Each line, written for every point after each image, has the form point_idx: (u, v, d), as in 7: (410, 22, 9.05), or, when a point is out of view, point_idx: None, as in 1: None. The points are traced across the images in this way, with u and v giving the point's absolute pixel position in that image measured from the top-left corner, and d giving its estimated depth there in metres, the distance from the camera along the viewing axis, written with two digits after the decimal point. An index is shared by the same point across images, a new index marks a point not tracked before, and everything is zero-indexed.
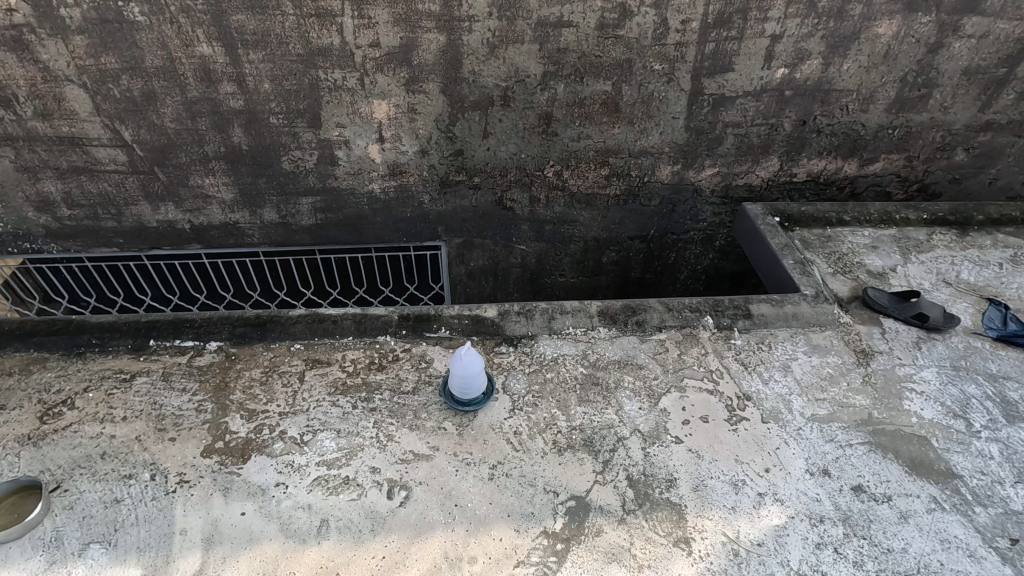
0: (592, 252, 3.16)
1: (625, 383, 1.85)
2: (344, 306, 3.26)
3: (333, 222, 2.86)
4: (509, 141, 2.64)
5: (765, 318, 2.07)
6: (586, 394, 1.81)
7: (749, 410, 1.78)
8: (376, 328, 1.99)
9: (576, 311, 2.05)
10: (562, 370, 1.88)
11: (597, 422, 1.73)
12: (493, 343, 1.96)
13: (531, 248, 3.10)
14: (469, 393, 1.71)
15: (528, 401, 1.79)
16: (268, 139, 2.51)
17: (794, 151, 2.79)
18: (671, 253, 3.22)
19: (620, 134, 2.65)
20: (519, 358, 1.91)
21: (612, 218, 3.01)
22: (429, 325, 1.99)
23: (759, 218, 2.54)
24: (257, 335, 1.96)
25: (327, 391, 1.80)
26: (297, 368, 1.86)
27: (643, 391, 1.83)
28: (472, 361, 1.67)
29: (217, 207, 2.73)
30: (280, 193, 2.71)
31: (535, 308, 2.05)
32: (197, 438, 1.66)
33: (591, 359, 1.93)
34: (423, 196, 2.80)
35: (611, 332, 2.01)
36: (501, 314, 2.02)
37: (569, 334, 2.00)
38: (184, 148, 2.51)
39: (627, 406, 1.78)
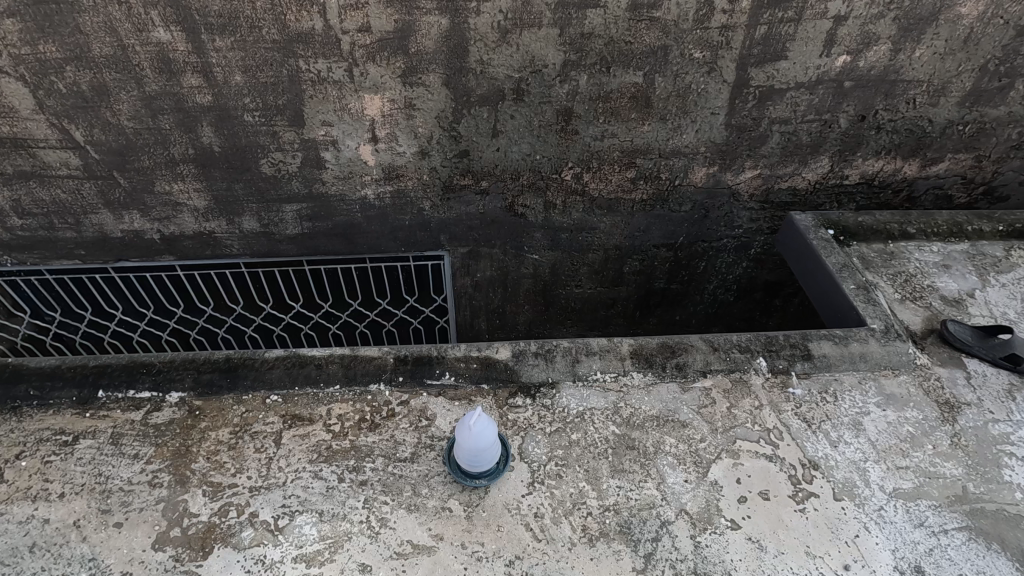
0: (612, 262, 2.82)
1: (665, 447, 1.54)
2: (338, 319, 2.96)
3: (321, 232, 2.53)
4: (521, 140, 2.29)
5: (828, 360, 1.75)
6: (619, 461, 1.51)
7: (818, 484, 1.47)
8: (368, 374, 1.68)
9: (604, 352, 1.73)
10: (589, 430, 1.58)
11: (635, 501, 1.43)
12: (506, 394, 1.65)
13: (544, 258, 2.77)
14: (479, 465, 1.40)
15: (551, 472, 1.48)
16: (243, 140, 2.17)
17: (848, 150, 2.43)
18: (700, 262, 2.89)
19: (650, 132, 2.29)
20: (538, 413, 1.61)
21: (637, 225, 2.67)
22: (431, 370, 1.68)
23: (811, 232, 2.21)
24: (226, 384, 1.65)
25: (308, 457, 1.50)
26: (274, 428, 1.56)
27: (687, 458, 1.52)
28: (484, 429, 1.37)
29: (189, 215, 2.40)
30: (260, 200, 2.37)
31: (556, 347, 1.74)
32: (148, 524, 1.37)
33: (624, 414, 1.62)
34: (423, 203, 2.46)
35: (646, 379, 1.69)
36: (516, 356, 1.71)
37: (596, 381, 1.68)
38: (146, 150, 2.16)
39: (671, 478, 1.48)
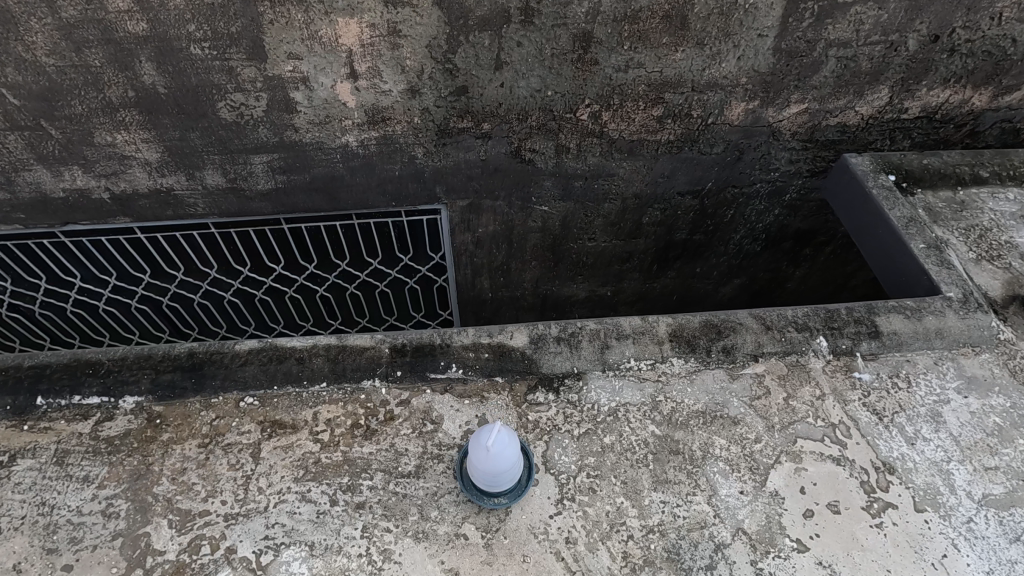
0: (630, 212, 2.51)
1: (713, 450, 1.32)
2: (325, 281, 2.69)
3: (298, 186, 2.18)
4: (530, 73, 1.91)
5: (900, 337, 1.49)
6: (662, 470, 1.28)
7: (895, 492, 1.25)
8: (361, 369, 1.42)
9: (639, 335, 1.47)
10: (625, 431, 1.34)
11: (682, 520, 1.21)
12: (525, 389, 1.40)
13: (555, 209, 2.45)
14: (498, 484, 1.16)
15: (582, 486, 1.25)
16: (192, 78, 1.78)
17: (913, 78, 2.07)
18: (728, 210, 2.58)
19: (683, 61, 1.92)
20: (562, 411, 1.37)
21: (661, 171, 2.34)
22: (435, 361, 1.43)
23: (870, 179, 1.89)
24: (190, 385, 1.38)
25: (293, 474, 1.27)
26: (251, 439, 1.32)
27: (740, 464, 1.29)
28: (504, 445, 1.12)
29: (140, 169, 2.04)
30: (223, 151, 2.01)
31: (581, 330, 1.47)
32: (105, 565, 1.14)
33: (665, 411, 1.37)
34: (415, 150, 2.10)
35: (688, 366, 1.44)
36: (535, 343, 1.45)
37: (630, 370, 1.43)
38: (77, 93, 1.78)
39: (724, 490, 1.25)
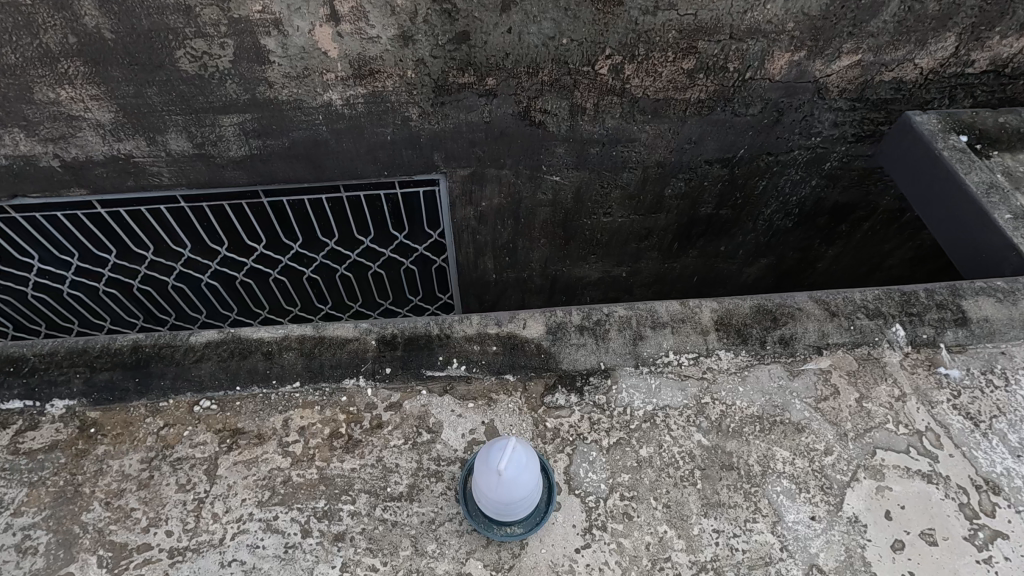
0: (652, 183, 2.25)
1: (774, 464, 1.08)
2: (312, 261, 2.45)
3: (276, 153, 1.91)
4: (542, 16, 1.63)
5: (993, 324, 1.23)
6: (712, 490, 1.04)
7: (1004, 518, 1.01)
8: (343, 365, 1.17)
9: (679, 323, 1.22)
10: (664, 441, 1.10)
11: (741, 555, 0.98)
12: (541, 390, 1.16)
13: (568, 180, 2.18)
14: (512, 511, 0.93)
15: (615, 510, 1.02)
16: (143, 21, 1.51)
17: (985, 24, 1.79)
18: (761, 182, 2.31)
19: (722, 1, 1.64)
20: (587, 416, 1.13)
21: (688, 136, 2.06)
22: (432, 355, 1.18)
23: (939, 139, 1.63)
24: (132, 385, 1.13)
25: (257, 497, 1.03)
26: (207, 453, 1.08)
27: (808, 483, 1.05)
28: (520, 464, 0.88)
29: (92, 133, 1.77)
30: (186, 110, 1.74)
31: (608, 318, 1.22)
32: None
33: (714, 416, 1.13)
34: (408, 110, 1.83)
35: (738, 361, 1.20)
36: (553, 333, 1.20)
37: (667, 366, 1.19)
38: (6, 38, 1.50)
39: (790, 516, 1.01)
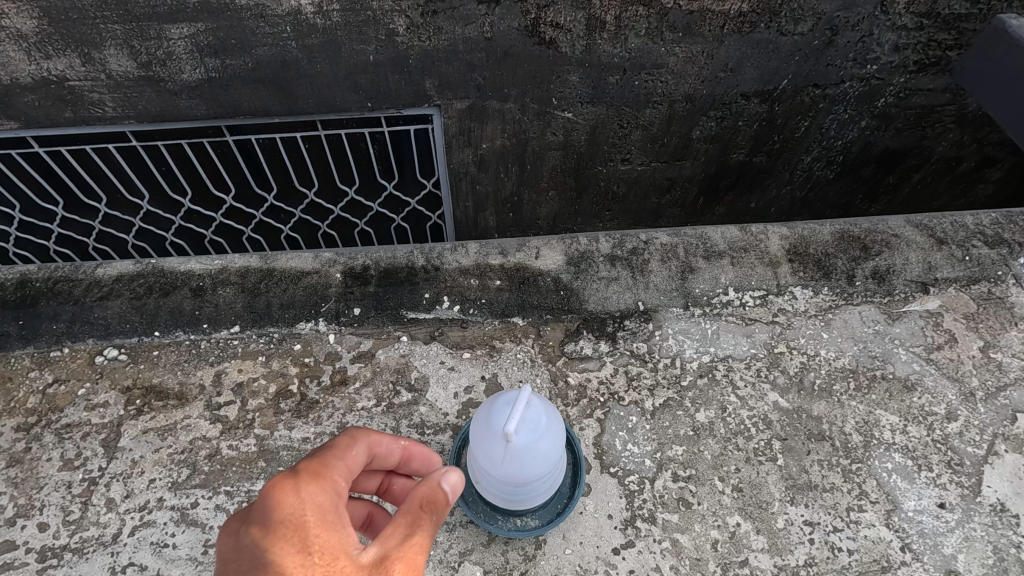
0: (678, 123, 1.95)
1: (855, 430, 1.30)
2: (290, 216, 2.17)
3: (237, 76, 1.60)
4: None
5: None
6: (804, 467, 1.25)
7: None
8: (304, 307, 1.45)
9: (766, 256, 1.51)
10: (728, 400, 1.34)
11: (817, 539, 1.16)
12: (557, 342, 1.42)
13: (582, 118, 1.88)
14: (529, 498, 1.10)
15: (676, 499, 1.20)
16: None
17: None
18: (803, 123, 2.01)
19: None
20: (638, 371, 1.38)
21: (723, 62, 1.76)
22: (413, 302, 1.45)
23: None
24: (44, 321, 1.43)
25: (183, 475, 1.24)
26: (110, 420, 1.32)
27: (869, 420, 1.32)
28: (541, 439, 1.01)
29: (12, 48, 1.47)
30: (125, 19, 1.44)
31: (661, 247, 1.52)
32: None
33: (862, 367, 1.39)
34: (394, 20, 1.52)
35: (832, 297, 1.48)
36: (575, 270, 1.49)
37: (726, 299, 1.47)
38: None
39: (868, 514, 1.19)
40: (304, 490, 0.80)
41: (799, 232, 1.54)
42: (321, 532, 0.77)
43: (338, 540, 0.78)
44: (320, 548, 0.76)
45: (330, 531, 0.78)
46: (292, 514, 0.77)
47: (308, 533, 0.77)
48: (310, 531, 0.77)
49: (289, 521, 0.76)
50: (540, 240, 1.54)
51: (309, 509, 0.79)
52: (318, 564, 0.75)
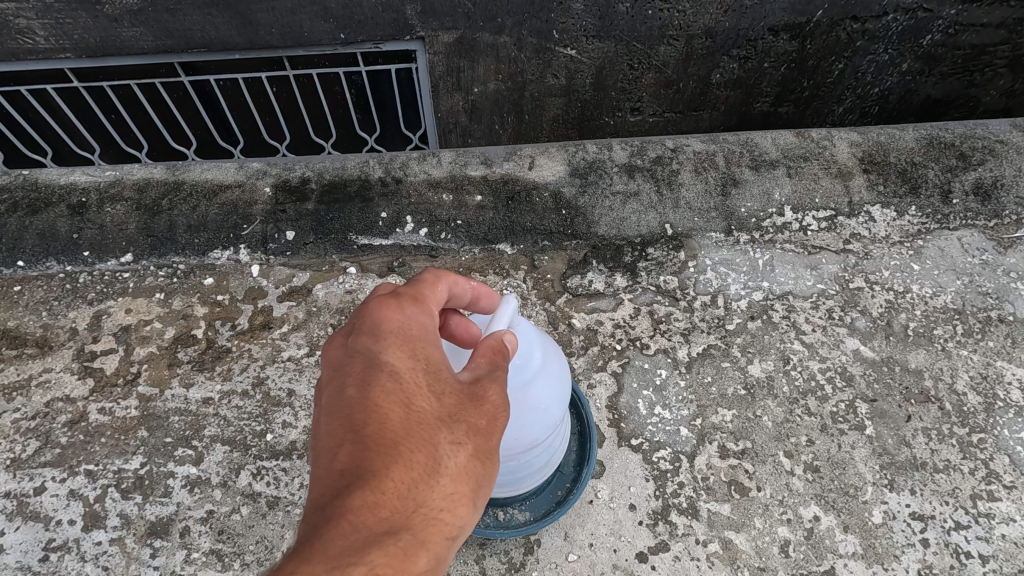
0: (697, 64, 1.72)
1: (970, 389, 1.17)
2: None
3: None
4: None
5: None
6: (896, 412, 1.13)
7: None
8: (220, 230, 1.32)
9: (842, 169, 1.39)
10: (792, 348, 1.20)
11: (933, 541, 1.00)
12: (558, 278, 1.31)
13: (588, 55, 1.64)
14: (517, 477, 0.91)
15: (728, 484, 1.04)
16: None
17: None
18: (838, 64, 1.77)
19: None
20: (669, 311, 1.25)
21: None
22: (365, 223, 1.33)
23: None
24: None
25: (33, 449, 1.08)
26: None
27: (988, 374, 1.19)
28: (533, 384, 0.82)
29: None
30: None
31: (710, 164, 1.39)
32: None
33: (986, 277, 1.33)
34: None
35: (920, 216, 1.39)
36: (581, 185, 1.36)
37: (778, 216, 1.37)
38: None
39: (1005, 505, 1.04)
40: (405, 305, 0.68)
41: (876, 137, 1.43)
42: (426, 342, 0.66)
43: (440, 353, 0.66)
44: (427, 361, 0.65)
45: (435, 343, 0.67)
46: (397, 327, 0.65)
47: (415, 341, 0.65)
48: (416, 340, 0.65)
49: (396, 331, 0.65)
50: (533, 150, 1.41)
51: (413, 323, 0.67)
52: (426, 369, 0.64)
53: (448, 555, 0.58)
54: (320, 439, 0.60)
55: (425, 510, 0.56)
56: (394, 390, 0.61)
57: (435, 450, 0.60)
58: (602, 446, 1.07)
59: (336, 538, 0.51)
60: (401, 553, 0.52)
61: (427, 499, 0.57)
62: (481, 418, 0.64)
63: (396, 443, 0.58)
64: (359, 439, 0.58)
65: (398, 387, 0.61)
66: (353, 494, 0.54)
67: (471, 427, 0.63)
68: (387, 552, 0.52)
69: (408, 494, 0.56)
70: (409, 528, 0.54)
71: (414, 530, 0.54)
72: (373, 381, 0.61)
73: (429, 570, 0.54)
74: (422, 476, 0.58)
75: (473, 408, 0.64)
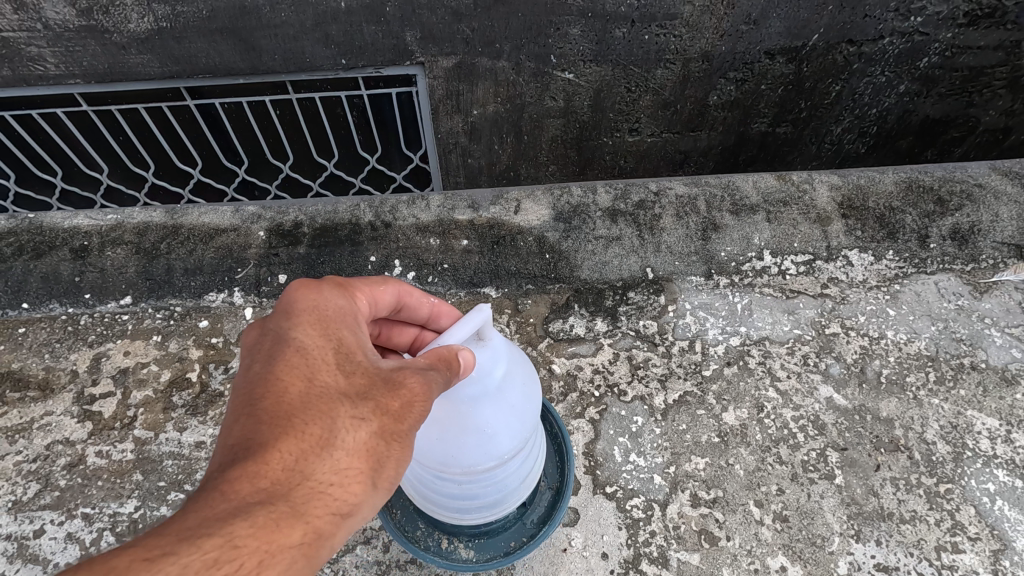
0: (694, 85, 1.73)
1: (940, 438, 1.18)
2: (266, 192, 2.00)
3: (192, 25, 1.41)
4: None
5: None
6: (863, 459, 1.15)
7: None
8: (216, 272, 1.36)
9: (827, 206, 1.42)
10: (765, 395, 1.22)
11: None
12: (542, 318, 1.34)
13: (586, 78, 1.66)
14: (463, 506, 0.93)
15: (699, 533, 1.06)
16: None
17: None
18: (835, 85, 1.78)
19: None
20: (647, 356, 1.27)
21: (746, 12, 1.55)
22: (355, 267, 1.37)
23: None
24: None
25: (34, 492, 1.12)
26: None
27: (958, 424, 1.20)
28: (482, 402, 0.83)
29: None
30: None
31: (694, 206, 1.41)
32: None
33: (964, 322, 1.33)
34: None
35: (895, 263, 1.40)
36: (565, 231, 1.39)
37: (756, 259, 1.40)
38: None
39: (969, 558, 1.05)
40: (325, 294, 0.80)
41: (856, 181, 1.44)
42: (337, 328, 0.76)
43: (352, 338, 0.76)
44: (338, 344, 0.74)
45: (346, 330, 0.76)
46: (312, 309, 0.76)
47: (327, 325, 0.76)
48: (329, 324, 0.75)
49: (309, 314, 0.75)
50: (520, 192, 1.43)
51: (327, 308, 0.78)
52: (334, 351, 0.73)
53: (334, 524, 0.62)
54: (229, 414, 0.67)
55: (311, 478, 0.62)
56: (301, 364, 0.70)
57: (333, 422, 0.66)
58: (577, 494, 1.10)
59: (211, 501, 0.55)
60: (276, 509, 0.57)
61: (316, 466, 0.63)
62: (387, 398, 0.70)
63: (293, 414, 0.65)
64: (263, 414, 0.65)
65: (304, 363, 0.70)
66: (243, 456, 0.60)
67: (374, 405, 0.69)
68: (262, 509, 0.56)
69: (298, 461, 0.62)
70: (290, 493, 0.59)
71: (295, 494, 0.60)
72: (283, 355, 0.70)
73: (306, 532, 0.58)
74: (315, 444, 0.64)
75: (381, 390, 0.71)
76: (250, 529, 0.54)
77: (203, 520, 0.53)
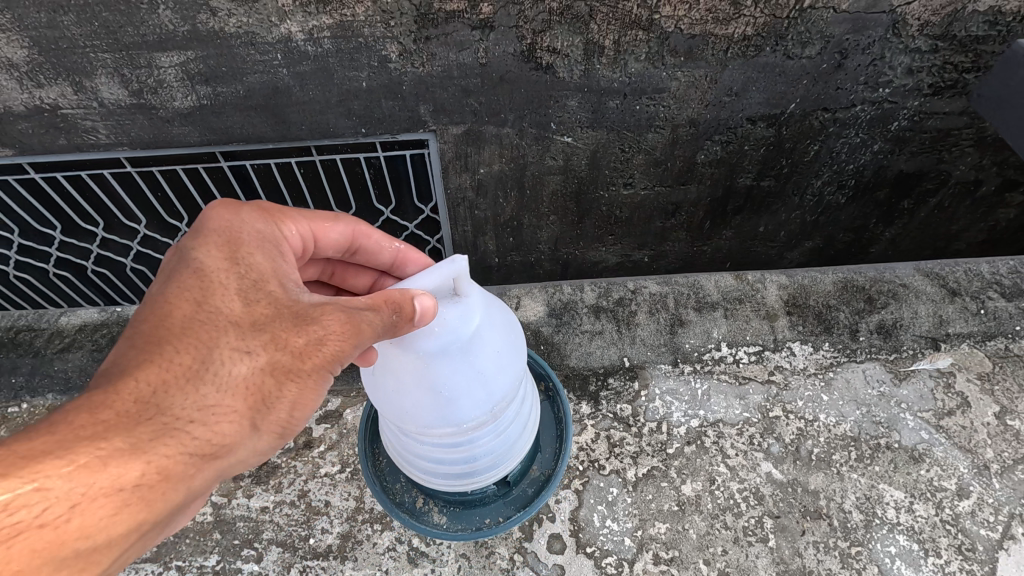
0: (682, 147, 1.89)
1: (855, 508, 1.38)
2: None
3: (230, 102, 1.58)
4: None
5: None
6: (792, 523, 1.36)
7: None
8: None
9: (781, 298, 1.66)
10: (717, 471, 1.42)
11: None
12: None
13: (583, 141, 1.82)
14: (440, 460, 1.16)
15: None
16: None
17: None
18: (812, 146, 1.94)
19: None
20: (622, 436, 1.46)
21: (727, 86, 1.70)
22: None
23: None
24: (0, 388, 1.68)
25: None
26: None
27: (871, 495, 1.40)
28: (441, 363, 1.00)
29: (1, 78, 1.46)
30: (116, 48, 1.42)
31: (666, 303, 1.67)
32: None
33: (884, 403, 1.52)
34: (385, 45, 1.48)
35: (830, 356, 1.59)
36: (557, 327, 1.64)
37: (713, 353, 1.59)
38: None
39: None
40: (243, 218, 1.03)
41: (800, 283, 1.69)
42: (238, 254, 0.97)
43: (250, 263, 0.97)
44: (240, 276, 0.95)
45: (246, 257, 0.97)
46: (221, 234, 0.98)
47: (235, 248, 0.98)
48: (233, 253, 0.97)
49: (217, 239, 0.97)
50: (521, 291, 1.70)
51: (240, 231, 1.01)
52: (234, 283, 0.93)
53: (194, 445, 0.81)
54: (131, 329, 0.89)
55: (177, 403, 0.81)
56: (198, 293, 0.91)
57: (217, 351, 0.87)
58: (562, 552, 1.33)
59: (84, 410, 0.75)
60: (135, 430, 0.76)
61: (187, 390, 0.82)
62: (276, 328, 0.91)
63: (177, 338, 0.86)
64: (147, 335, 0.86)
65: (199, 285, 0.92)
66: (129, 374, 0.81)
67: (262, 340, 0.89)
68: (124, 426, 0.76)
69: (169, 387, 0.82)
70: (155, 414, 0.79)
71: (159, 415, 0.79)
72: (188, 278, 0.92)
73: (158, 449, 0.77)
74: (187, 369, 0.84)
75: (276, 325, 0.91)
76: (74, 466, 0.69)
77: (69, 429, 0.72)
